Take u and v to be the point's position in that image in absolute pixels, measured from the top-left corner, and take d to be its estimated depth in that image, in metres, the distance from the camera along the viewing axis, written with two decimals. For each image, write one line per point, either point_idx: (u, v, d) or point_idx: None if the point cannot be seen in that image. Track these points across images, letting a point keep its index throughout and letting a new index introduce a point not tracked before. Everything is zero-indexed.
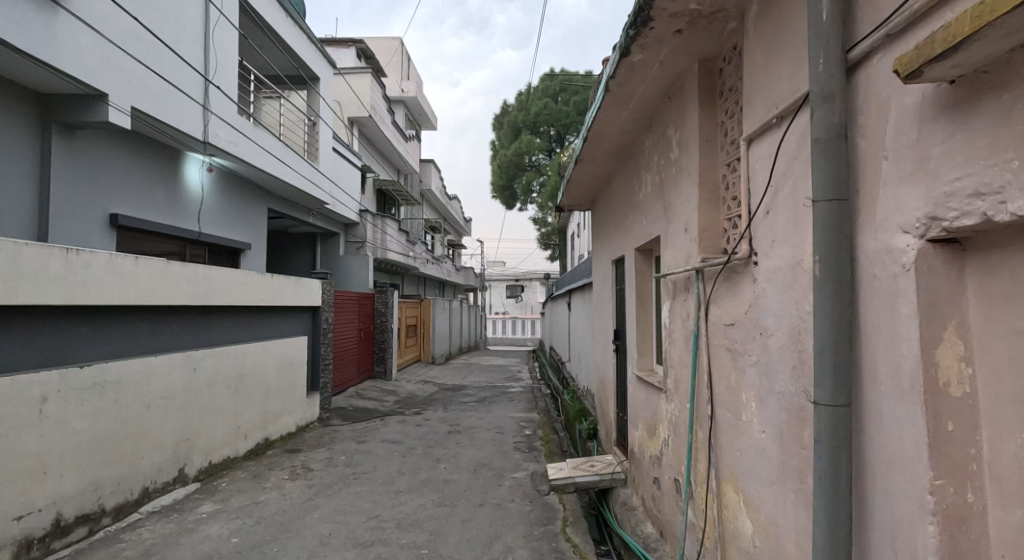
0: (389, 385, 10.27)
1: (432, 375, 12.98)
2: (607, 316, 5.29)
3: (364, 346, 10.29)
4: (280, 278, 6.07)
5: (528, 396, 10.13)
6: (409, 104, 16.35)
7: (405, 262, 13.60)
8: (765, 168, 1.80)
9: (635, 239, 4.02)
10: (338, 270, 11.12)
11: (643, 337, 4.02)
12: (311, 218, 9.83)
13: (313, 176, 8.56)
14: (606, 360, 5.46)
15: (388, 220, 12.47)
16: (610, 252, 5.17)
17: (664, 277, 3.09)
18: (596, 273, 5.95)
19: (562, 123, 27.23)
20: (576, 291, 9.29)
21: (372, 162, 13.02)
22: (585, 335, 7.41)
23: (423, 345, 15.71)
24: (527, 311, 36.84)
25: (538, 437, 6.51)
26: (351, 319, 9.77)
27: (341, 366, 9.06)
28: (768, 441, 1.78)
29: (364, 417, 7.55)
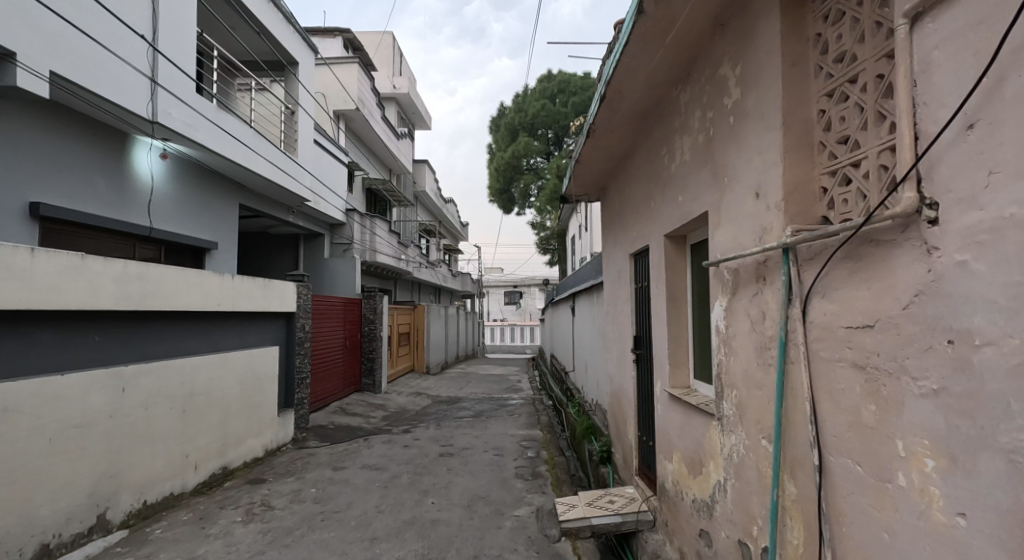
0: (377, 400, 9.43)
1: (425, 387, 12.14)
2: (623, 321, 4.53)
3: (349, 356, 9.48)
4: (244, 280, 5.27)
5: (530, 410, 9.31)
6: (401, 101, 15.65)
7: (396, 265, 12.81)
8: (959, 52, 1.04)
9: (664, 224, 3.27)
10: (322, 274, 10.33)
11: (677, 346, 3.23)
12: (290, 217, 9.05)
13: (290, 169, 7.79)
14: (621, 372, 4.69)
15: (377, 221, 11.69)
16: (626, 245, 4.40)
17: (716, 265, 2.33)
18: (609, 272, 5.19)
19: (560, 125, 26.59)
20: (581, 294, 8.51)
21: (361, 160, 12.25)
22: (594, 343, 6.64)
23: (417, 354, 14.88)
24: (526, 318, 36.04)
25: (542, 461, 5.70)
26: (334, 327, 8.96)
27: (322, 379, 8.24)
28: (980, 535, 1.00)
29: (346, 436, 6.73)
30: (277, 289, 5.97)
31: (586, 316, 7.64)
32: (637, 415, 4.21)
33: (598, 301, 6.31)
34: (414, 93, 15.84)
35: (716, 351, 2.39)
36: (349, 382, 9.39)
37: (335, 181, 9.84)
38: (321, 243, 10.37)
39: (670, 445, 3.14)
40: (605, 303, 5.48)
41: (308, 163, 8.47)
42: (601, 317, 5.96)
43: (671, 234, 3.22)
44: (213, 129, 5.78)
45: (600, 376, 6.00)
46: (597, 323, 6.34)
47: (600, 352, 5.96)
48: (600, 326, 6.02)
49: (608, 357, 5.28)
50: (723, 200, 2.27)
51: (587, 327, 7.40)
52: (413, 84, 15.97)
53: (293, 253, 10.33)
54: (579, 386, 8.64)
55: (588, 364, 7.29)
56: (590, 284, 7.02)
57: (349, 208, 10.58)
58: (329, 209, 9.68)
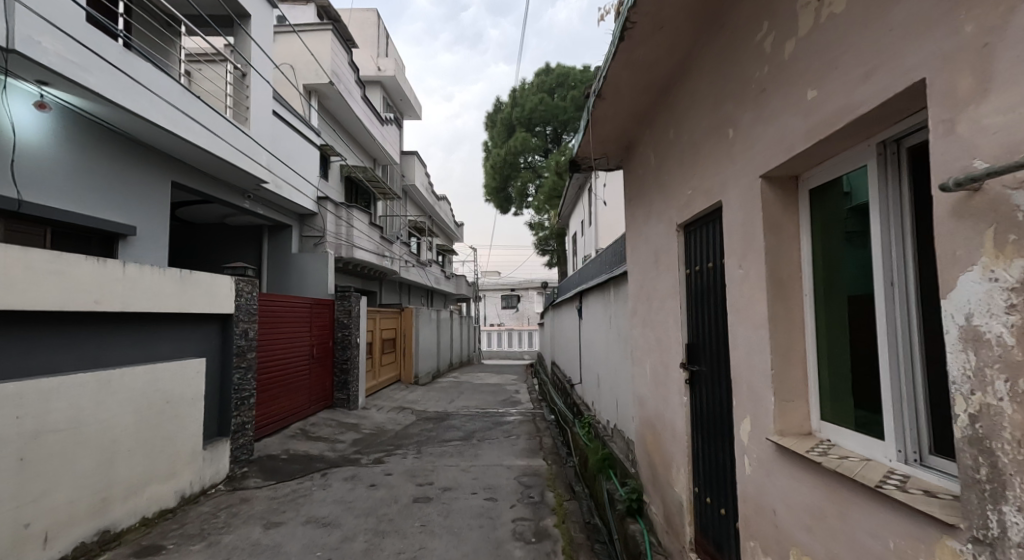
0: (351, 418, 8.08)
1: (411, 400, 10.77)
2: (667, 324, 3.20)
3: (318, 366, 8.12)
4: (148, 269, 3.94)
5: (530, 430, 7.97)
6: (386, 85, 14.41)
7: (380, 264, 11.49)
8: None
9: (761, 158, 1.96)
10: (290, 273, 8.99)
11: (787, 364, 1.90)
12: (246, 202, 7.71)
13: (238, 142, 6.51)
14: (661, 396, 3.36)
15: (356, 212, 10.38)
16: (670, 214, 3.09)
17: (961, 190, 1.03)
18: (638, 257, 3.88)
19: (559, 120, 25.39)
20: (590, 291, 7.22)
21: (339, 144, 10.96)
22: (612, 353, 5.33)
23: (404, 362, 13.52)
24: (524, 323, 34.68)
25: (548, 508, 4.36)
26: (298, 332, 7.61)
27: (281, 395, 6.86)
28: None
29: (299, 470, 5.38)
30: (204, 284, 4.63)
31: (599, 319, 6.33)
32: (691, 460, 2.88)
33: (618, 298, 4.99)
34: (401, 78, 14.61)
35: (957, 386, 1.07)
36: (317, 398, 8.01)
37: (302, 163, 8.55)
38: (290, 236, 9.06)
39: (780, 536, 1.82)
40: (631, 298, 4.16)
41: (265, 138, 7.18)
42: (623, 319, 4.64)
43: (776, 171, 1.90)
44: (117, 76, 4.49)
45: (624, 396, 4.65)
46: (617, 326, 5.02)
47: (625, 364, 4.63)
48: (623, 329, 4.70)
49: (638, 372, 3.96)
50: (1016, 27, 0.95)
51: (601, 332, 6.10)
52: (401, 68, 14.75)
53: (256, 247, 9.04)
54: (589, 402, 7.30)
55: (604, 379, 5.95)
56: (603, 278, 5.70)
57: (322, 195, 9.27)
58: (295, 195, 8.38)
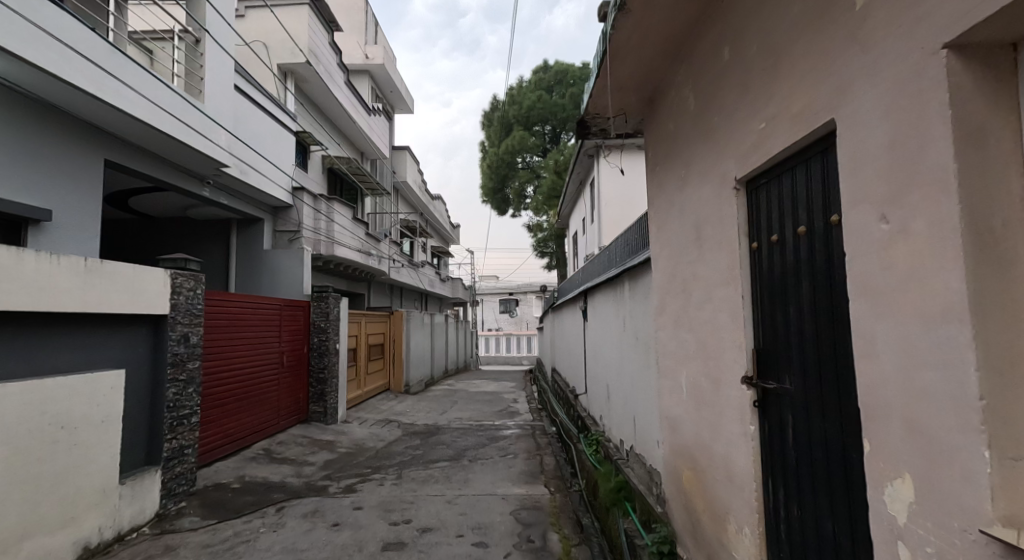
0: (327, 435, 7.16)
1: (399, 412, 9.85)
2: (720, 323, 2.30)
3: (289, 377, 7.21)
4: (30, 256, 3.04)
5: (528, 448, 7.05)
6: (376, 75, 13.68)
7: (365, 263, 10.61)
8: None
9: (945, 12, 1.07)
10: (262, 271, 8.10)
11: (1013, 393, 1.00)
12: (206, 190, 6.81)
13: (188, 117, 5.63)
14: (708, 420, 2.46)
15: (339, 205, 9.51)
16: (725, 169, 2.21)
17: None
18: (670, 238, 2.99)
19: (558, 118, 24.65)
20: (597, 289, 6.36)
21: (320, 133, 10.10)
22: (628, 360, 4.44)
23: (394, 370, 12.64)
24: (522, 328, 33.78)
25: (553, 558, 3.44)
26: (266, 338, 6.71)
27: (242, 410, 5.96)
28: None
29: (251, 503, 4.48)
30: (122, 277, 3.72)
31: (608, 320, 5.45)
32: (763, 520, 1.97)
33: (635, 293, 4.11)
34: (391, 67, 13.79)
35: None
36: (288, 412, 7.10)
37: (271, 148, 7.68)
38: (261, 231, 8.17)
39: None
40: (658, 292, 3.27)
41: (225, 115, 6.30)
42: (646, 319, 3.74)
43: (982, 28, 1.01)
44: (9, 18, 3.70)
45: (648, 415, 3.74)
46: (635, 328, 4.13)
47: (647, 375, 3.73)
48: (645, 332, 3.80)
49: (670, 386, 3.06)
50: None
51: (612, 336, 5.21)
52: (390, 57, 13.94)
53: (225, 243, 8.18)
54: (598, 417, 6.39)
55: (617, 392, 5.04)
56: (614, 273, 4.82)
57: (297, 185, 8.41)
58: (264, 184, 7.49)
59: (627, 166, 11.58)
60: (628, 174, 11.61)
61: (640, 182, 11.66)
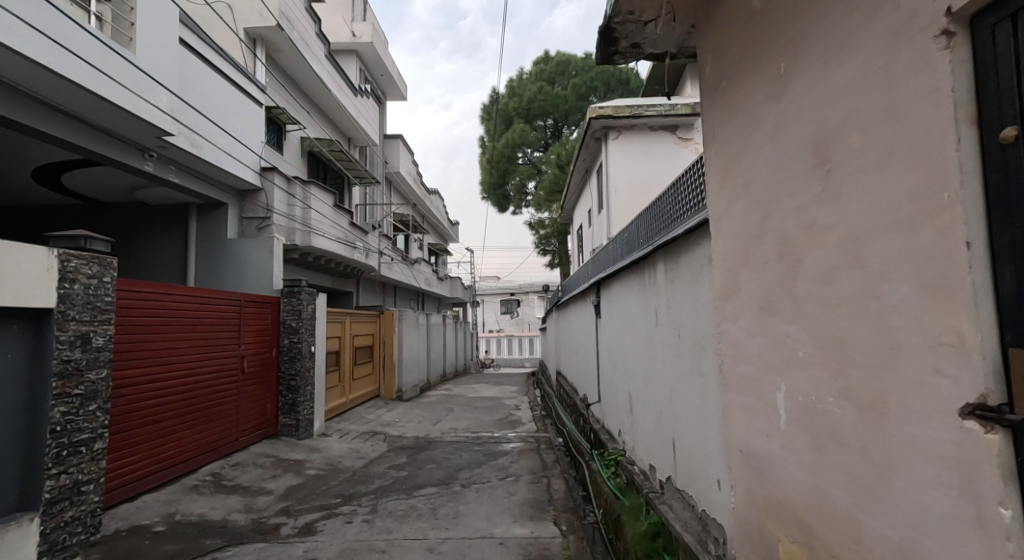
0: (296, 453, 6.12)
1: (387, 422, 8.83)
2: (894, 303, 1.23)
3: (252, 385, 6.18)
4: None
5: (532, 468, 6.02)
6: (364, 56, 12.70)
7: (350, 256, 9.62)
8: None
9: None
10: (225, 263, 7.08)
11: None
12: (150, 165, 5.79)
13: (110, 68, 4.61)
14: (853, 475, 1.40)
15: (319, 190, 8.50)
16: (906, 12, 1.17)
17: None
18: (753, 178, 1.94)
19: (560, 110, 23.75)
20: (614, 279, 5.36)
21: (297, 111, 9.12)
22: (664, 366, 3.40)
23: (385, 374, 11.64)
24: (524, 329, 32.78)
25: None
26: (224, 340, 5.68)
27: (187, 427, 4.93)
28: None
29: (176, 553, 3.46)
30: None
31: (631, 314, 4.43)
32: None
33: (677, 275, 3.06)
34: (380, 47, 12.79)
35: None
36: (251, 427, 6.07)
37: (231, 121, 6.68)
38: (224, 217, 7.16)
39: None
40: (727, 267, 2.22)
41: (167, 73, 5.28)
42: (699, 307, 2.68)
43: None
44: None
45: (702, 445, 2.68)
46: (678, 324, 3.07)
47: (702, 388, 2.67)
48: (696, 327, 2.74)
49: (753, 408, 2.00)
50: None
51: (637, 333, 4.18)
52: (380, 36, 12.93)
53: (182, 231, 7.14)
54: (615, 431, 5.38)
55: (646, 406, 4.00)
56: (642, 254, 3.78)
57: (267, 165, 7.42)
58: (222, 160, 6.48)
59: (637, 149, 10.56)
60: (639, 158, 10.54)
61: (652, 167, 10.56)
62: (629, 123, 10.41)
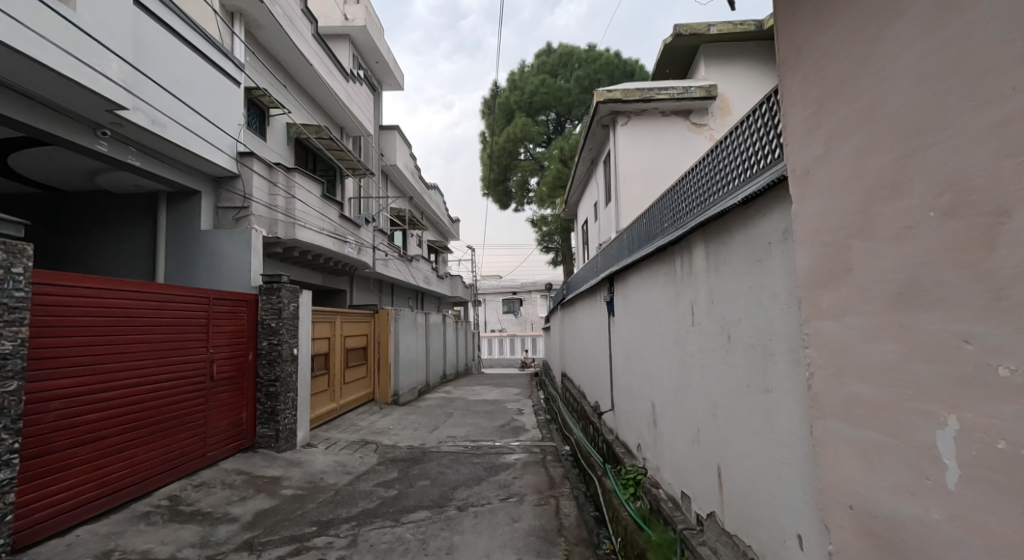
0: (274, 469, 5.47)
1: (380, 430, 8.19)
2: None
3: (223, 393, 5.52)
4: None
5: (538, 486, 5.36)
6: (357, 41, 12.06)
7: (339, 251, 8.98)
8: None
9: None
10: (199, 258, 6.43)
11: None
12: (107, 147, 5.12)
13: (47, 27, 3.94)
14: None
15: (305, 178, 7.85)
16: None
17: None
18: (889, 99, 1.26)
19: (563, 103, 23.10)
20: (630, 272, 4.71)
21: (283, 95, 8.47)
22: (707, 376, 2.72)
23: (380, 377, 11.01)
24: (527, 329, 32.11)
25: None
26: (188, 343, 5.01)
27: (140, 443, 4.28)
28: None
29: None
30: None
31: (655, 311, 3.76)
32: None
33: (729, 260, 2.38)
34: (374, 32, 12.14)
35: None
36: (221, 440, 5.42)
37: (202, 99, 6.02)
38: (197, 207, 6.50)
39: None
40: (826, 240, 1.54)
41: (119, 38, 4.62)
42: (767, 300, 2.00)
43: None
44: None
45: (771, 484, 2.01)
46: (731, 322, 2.38)
47: (771, 409, 1.99)
48: (761, 326, 2.07)
49: (885, 450, 1.32)
50: None
51: (665, 333, 3.51)
52: (374, 20, 12.28)
53: (150, 222, 6.48)
54: (633, 445, 4.72)
55: (677, 421, 3.32)
56: (673, 237, 3.12)
57: (245, 150, 6.78)
58: (191, 142, 5.81)
59: (647, 135, 9.89)
60: (649, 145, 9.87)
61: (664, 155, 9.90)
62: (639, 108, 9.77)
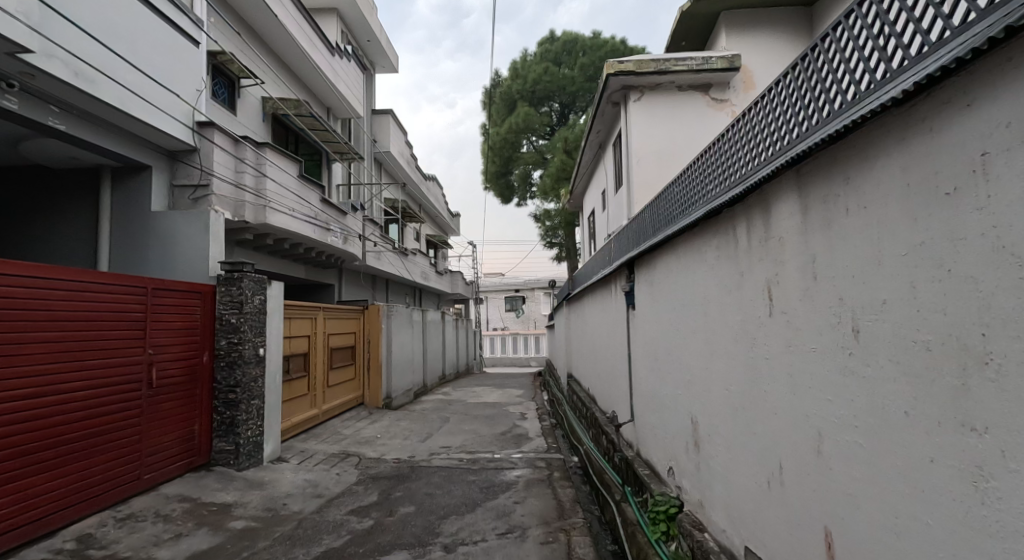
0: (228, 493, 4.56)
1: (365, 440, 7.30)
2: None
3: (167, 402, 4.62)
4: None
5: (544, 515, 4.44)
6: (346, 15, 11.16)
7: (321, 238, 8.08)
8: None
9: None
10: (148, 244, 5.53)
11: None
12: (19, 103, 4.21)
13: None
14: None
15: (279, 155, 6.94)
16: None
17: None
18: None
19: (567, 92, 22.18)
20: (659, 253, 3.79)
21: (257, 64, 7.57)
22: (803, 391, 1.79)
23: (370, 378, 10.12)
24: (529, 327, 31.18)
25: None
26: (115, 342, 4.10)
27: (37, 471, 3.38)
28: None
29: None
30: None
31: (701, 298, 2.82)
32: None
33: (861, 206, 1.45)
34: (365, 6, 11.24)
35: None
36: (164, 457, 4.52)
37: (148, 55, 5.11)
38: (147, 184, 5.59)
39: None
40: None
41: None
42: (973, 260, 1.08)
43: None
44: None
45: None
46: (863, 306, 1.46)
47: (984, 465, 1.07)
48: (953, 315, 1.14)
49: None
50: None
51: (720, 328, 2.57)
52: None
53: (93, 202, 5.59)
54: (664, 469, 3.80)
55: (737, 449, 2.40)
56: (739, 190, 2.19)
57: (205, 120, 5.88)
58: (133, 106, 4.89)
59: (662, 112, 8.97)
60: (665, 123, 8.96)
61: (681, 134, 8.99)
62: (653, 82, 8.84)
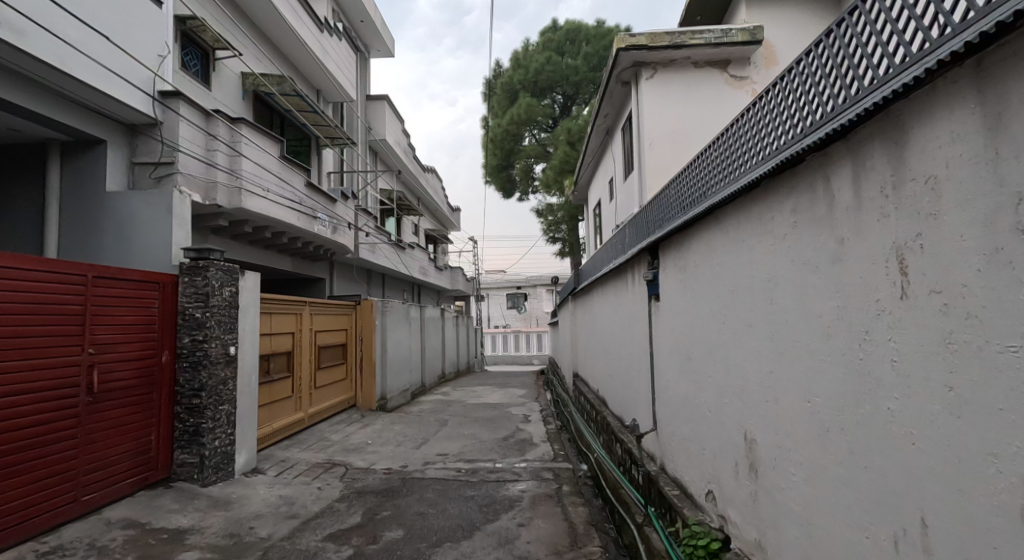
0: (185, 516, 3.92)
1: (354, 447, 6.65)
2: None
3: (115, 410, 3.97)
4: None
5: (554, 542, 3.79)
6: None
7: (307, 226, 7.42)
8: None
9: None
10: (102, 229, 4.89)
11: None
12: None
13: None
14: None
15: (257, 132, 6.27)
16: None
17: None
18: None
19: (571, 82, 21.47)
20: (694, 230, 3.13)
21: (234, 34, 6.91)
22: (986, 416, 1.13)
23: (362, 378, 9.47)
24: (532, 324, 30.47)
25: None
26: (43, 340, 3.44)
27: None
28: None
29: None
30: None
31: (768, 281, 2.14)
32: None
33: None
34: None
35: None
36: (109, 474, 3.88)
37: (96, 10, 4.43)
38: (101, 161, 4.93)
39: None
40: None
41: None
42: None
43: None
44: None
45: None
46: None
47: None
48: None
49: None
50: None
51: (801, 318, 1.90)
52: None
53: (41, 183, 4.97)
54: (701, 493, 3.15)
55: (832, 486, 1.73)
56: (851, 116, 1.51)
57: (169, 89, 5.21)
58: (76, 66, 4.24)
59: (676, 90, 8.29)
60: (679, 102, 8.28)
61: (696, 114, 8.30)
62: (666, 57, 8.15)
